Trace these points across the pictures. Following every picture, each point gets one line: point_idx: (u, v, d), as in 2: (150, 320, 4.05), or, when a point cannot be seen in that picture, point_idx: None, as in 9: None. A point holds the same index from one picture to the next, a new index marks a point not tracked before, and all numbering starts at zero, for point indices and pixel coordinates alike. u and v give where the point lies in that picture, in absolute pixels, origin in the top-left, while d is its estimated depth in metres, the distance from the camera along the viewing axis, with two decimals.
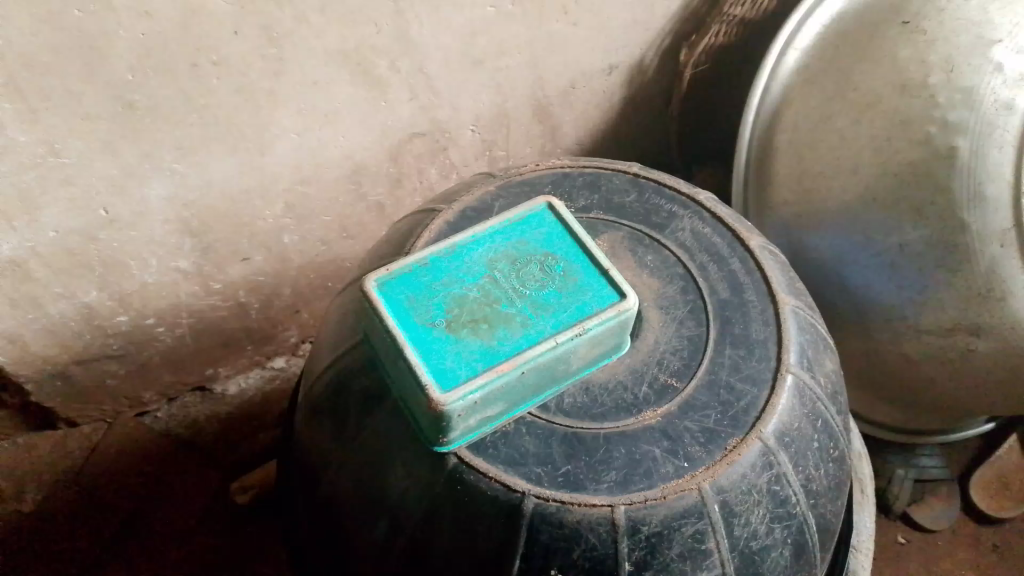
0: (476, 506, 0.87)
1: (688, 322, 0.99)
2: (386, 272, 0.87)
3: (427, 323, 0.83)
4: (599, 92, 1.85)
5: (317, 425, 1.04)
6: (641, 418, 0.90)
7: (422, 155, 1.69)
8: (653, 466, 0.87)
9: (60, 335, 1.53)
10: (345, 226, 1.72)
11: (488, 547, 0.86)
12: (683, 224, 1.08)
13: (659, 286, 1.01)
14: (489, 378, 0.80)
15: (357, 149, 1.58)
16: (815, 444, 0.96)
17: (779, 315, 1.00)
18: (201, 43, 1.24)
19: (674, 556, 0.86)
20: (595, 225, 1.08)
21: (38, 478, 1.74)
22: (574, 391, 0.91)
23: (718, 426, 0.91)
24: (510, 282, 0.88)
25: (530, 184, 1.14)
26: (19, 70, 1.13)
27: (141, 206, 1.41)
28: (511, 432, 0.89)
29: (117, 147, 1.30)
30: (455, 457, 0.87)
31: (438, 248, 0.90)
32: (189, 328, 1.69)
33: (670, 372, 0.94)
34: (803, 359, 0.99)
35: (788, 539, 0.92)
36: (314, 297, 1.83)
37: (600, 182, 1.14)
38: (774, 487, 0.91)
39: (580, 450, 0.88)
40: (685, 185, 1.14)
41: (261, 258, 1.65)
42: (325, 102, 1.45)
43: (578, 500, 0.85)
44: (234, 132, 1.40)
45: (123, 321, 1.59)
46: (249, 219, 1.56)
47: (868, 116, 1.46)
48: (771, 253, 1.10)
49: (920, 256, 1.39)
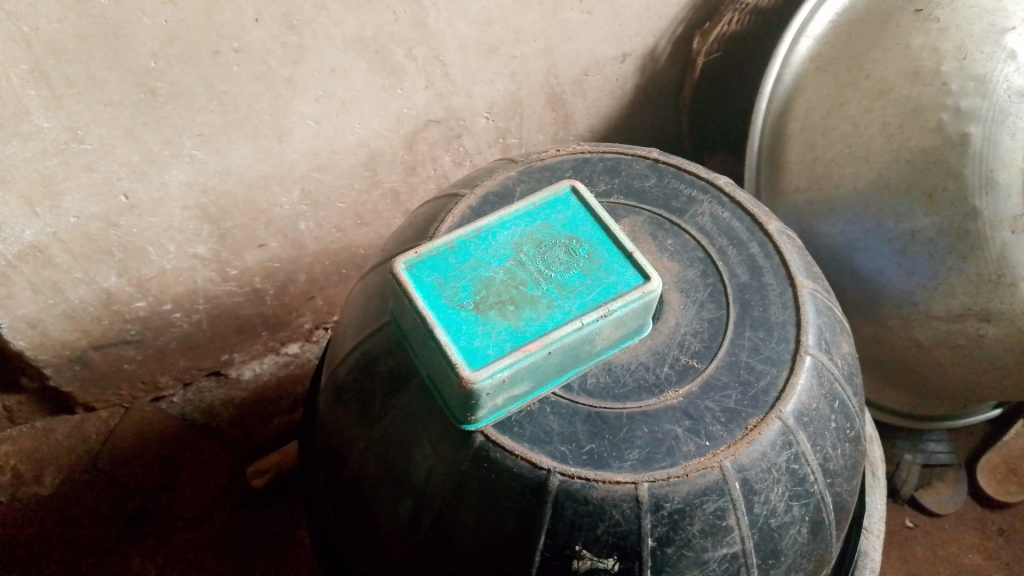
0: (503, 482, 0.89)
1: (709, 304, 1.00)
2: (415, 255, 0.89)
3: (456, 304, 0.85)
4: (611, 80, 1.86)
5: (342, 406, 1.06)
6: (664, 398, 0.92)
7: (437, 143, 1.71)
8: (675, 444, 0.89)
9: (79, 320, 1.55)
10: (360, 214, 1.74)
11: (515, 524, 0.89)
12: (702, 209, 1.10)
13: (679, 269, 1.03)
14: (517, 358, 0.82)
15: (374, 137, 1.60)
16: (833, 424, 0.98)
17: (797, 298, 1.02)
18: (222, 30, 1.25)
19: (696, 532, 0.88)
20: (615, 210, 1.10)
21: (57, 461, 1.76)
22: (597, 371, 0.93)
23: (738, 406, 0.92)
24: (536, 265, 0.89)
25: (551, 169, 1.16)
26: (44, 57, 1.15)
27: (160, 192, 1.42)
28: (535, 411, 0.91)
29: (139, 133, 1.32)
30: (481, 435, 0.89)
31: (465, 232, 0.92)
32: (206, 314, 1.71)
33: (690, 354, 0.96)
34: (821, 340, 1.00)
35: (805, 517, 0.94)
36: (329, 283, 1.85)
37: (620, 168, 1.15)
38: (793, 466, 0.93)
39: (604, 429, 0.90)
40: (704, 171, 1.16)
41: (277, 245, 1.67)
42: (343, 89, 1.47)
43: (603, 477, 0.87)
44: (253, 119, 1.41)
45: (141, 306, 1.61)
46: (267, 206, 1.58)
47: (881, 104, 1.47)
48: (788, 237, 1.12)
49: (931, 242, 1.41)
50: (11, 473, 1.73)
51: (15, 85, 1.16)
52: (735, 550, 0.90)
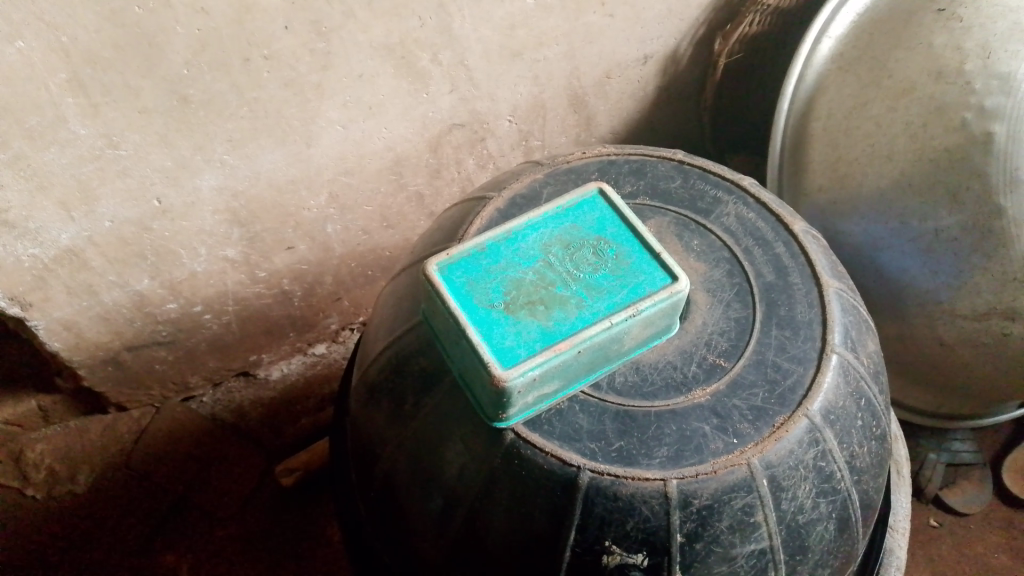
0: (534, 479, 0.90)
1: (735, 304, 1.01)
2: (446, 256, 0.91)
3: (487, 304, 0.87)
4: (633, 82, 1.88)
5: (374, 405, 1.08)
6: (691, 397, 0.93)
7: (461, 146, 1.73)
8: (703, 442, 0.90)
9: (113, 322, 1.59)
10: (386, 217, 1.76)
11: (545, 520, 0.90)
12: (728, 210, 1.11)
13: (706, 269, 1.04)
14: (547, 356, 0.83)
15: (399, 141, 1.62)
16: (859, 422, 0.99)
17: (823, 297, 1.03)
18: (253, 38, 1.28)
19: (724, 528, 0.89)
20: (641, 210, 1.11)
21: (90, 461, 1.80)
22: (625, 370, 0.95)
23: (766, 404, 0.93)
24: (564, 266, 0.91)
25: (577, 172, 1.17)
26: (81, 65, 1.18)
27: (192, 196, 1.45)
28: (565, 409, 0.92)
29: (172, 139, 1.35)
30: (512, 433, 0.91)
31: (495, 234, 0.94)
32: (235, 315, 1.74)
33: (718, 353, 0.97)
34: (847, 339, 1.01)
35: (832, 513, 0.96)
36: (355, 286, 1.88)
37: (646, 169, 1.17)
38: (820, 463, 0.94)
39: (632, 427, 0.91)
40: (729, 171, 1.17)
41: (305, 247, 1.70)
42: (369, 94, 1.49)
43: (632, 474, 0.88)
44: (283, 124, 1.44)
45: (173, 308, 1.64)
46: (295, 209, 1.61)
47: (903, 104, 1.48)
48: (814, 237, 1.13)
49: (956, 241, 1.41)
50: (46, 472, 1.77)
51: (54, 93, 1.19)
52: (762, 546, 0.92)
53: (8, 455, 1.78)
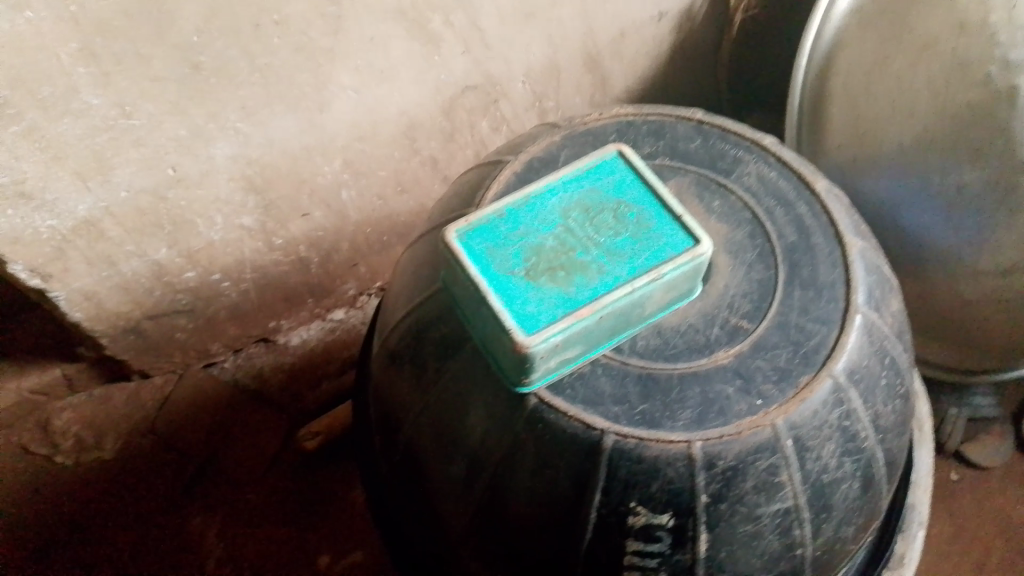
0: (558, 443, 0.91)
1: (757, 265, 1.00)
2: (465, 223, 0.91)
3: (507, 271, 0.87)
4: (648, 41, 1.85)
5: (396, 370, 1.09)
6: (714, 358, 0.93)
7: (475, 109, 1.71)
8: (727, 404, 0.90)
9: (132, 291, 1.60)
10: (400, 181, 1.75)
11: (568, 482, 0.91)
12: (749, 169, 1.10)
13: (727, 231, 1.03)
14: (569, 322, 0.83)
15: (412, 106, 1.61)
16: (883, 381, 0.99)
17: (846, 257, 1.02)
18: (264, 4, 1.26)
19: (749, 489, 0.90)
20: (661, 171, 1.10)
21: (115, 428, 1.83)
22: (646, 334, 0.94)
23: (789, 364, 0.93)
24: (585, 231, 0.91)
25: (595, 134, 1.16)
26: (92, 34, 1.16)
27: (206, 164, 1.45)
28: (587, 373, 0.92)
29: (185, 108, 1.34)
30: (535, 398, 0.92)
31: (514, 200, 0.93)
32: (252, 283, 1.75)
33: (740, 315, 0.96)
34: (871, 299, 1.00)
35: (856, 473, 0.97)
36: (371, 252, 1.88)
37: (664, 130, 1.15)
38: (844, 423, 0.94)
39: (655, 390, 0.91)
40: (750, 131, 1.16)
41: (321, 214, 1.70)
42: (382, 59, 1.48)
43: (656, 437, 0.89)
44: (296, 90, 1.43)
45: (191, 276, 1.65)
46: (309, 176, 1.60)
47: (926, 58, 1.45)
48: (837, 196, 1.11)
49: (979, 196, 1.40)
50: (72, 440, 1.80)
51: (65, 64, 1.18)
52: (787, 505, 0.92)
53: (34, 423, 1.81)
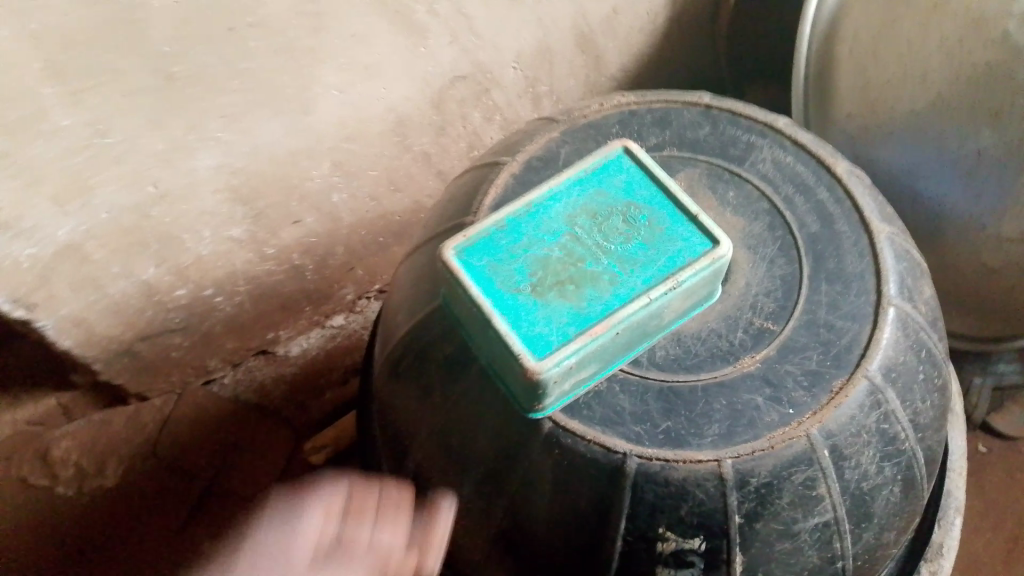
0: (578, 469, 0.86)
1: (780, 261, 0.94)
2: (463, 238, 0.83)
3: (512, 289, 0.80)
4: (643, 16, 1.76)
5: (399, 391, 1.03)
6: (740, 366, 0.88)
7: (466, 99, 1.64)
8: (756, 415, 0.85)
9: (122, 313, 1.53)
10: (393, 180, 1.68)
11: (591, 508, 0.86)
12: (764, 155, 1.03)
13: (745, 225, 0.97)
14: (583, 342, 0.77)
15: (400, 101, 1.53)
16: (921, 376, 0.93)
17: (874, 245, 0.95)
18: (236, 7, 1.18)
19: (785, 505, 0.85)
20: (669, 164, 1.03)
21: (117, 452, 1.77)
22: (665, 344, 0.89)
23: (820, 367, 0.88)
24: (594, 239, 0.84)
25: (596, 126, 1.09)
26: (56, 51, 1.09)
27: (189, 177, 1.38)
28: (604, 391, 0.87)
29: (162, 121, 1.27)
30: (550, 422, 0.86)
31: (514, 208, 0.86)
32: (247, 294, 1.68)
33: (765, 316, 0.90)
34: (902, 289, 0.94)
35: (897, 476, 0.91)
36: (368, 254, 1.81)
37: (670, 118, 1.08)
38: (883, 426, 0.88)
39: (678, 405, 0.86)
40: (762, 112, 1.08)
41: (313, 219, 1.63)
42: (366, 55, 1.40)
43: (683, 457, 0.84)
44: (277, 94, 1.35)
45: (183, 293, 1.58)
46: (298, 180, 1.53)
47: (936, 19, 1.35)
48: (859, 177, 1.05)
49: (998, 162, 1.32)
50: (73, 468, 1.74)
51: (31, 84, 1.10)
52: (827, 518, 0.87)
53: (33, 454, 1.73)
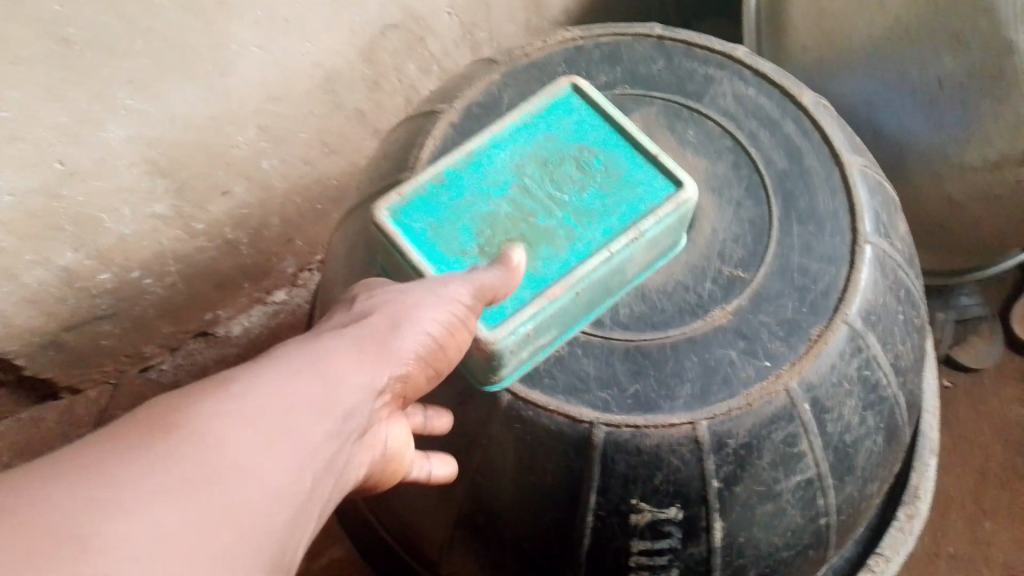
0: (543, 443, 0.79)
1: (747, 203, 0.89)
2: (398, 198, 0.79)
3: (457, 252, 0.76)
4: None
5: None
6: (710, 320, 0.82)
7: (398, 50, 1.53)
8: (731, 372, 0.79)
9: (42, 304, 1.40)
10: (326, 141, 1.57)
11: (557, 483, 0.80)
12: (723, 89, 0.96)
13: (708, 165, 0.91)
14: (540, 305, 0.73)
15: (327, 55, 1.42)
16: (901, 317, 0.88)
17: (846, 180, 0.90)
18: None
19: (766, 465, 0.79)
20: (623, 103, 0.96)
21: (50, 451, 1.65)
22: (630, 301, 0.83)
23: (797, 316, 0.82)
24: (544, 190, 0.80)
25: (540, 67, 1.00)
26: None
27: (99, 151, 1.24)
28: (566, 357, 0.81)
29: (62, 92, 1.14)
30: (509, 395, 0.80)
31: (454, 160, 0.82)
32: (178, 275, 1.56)
33: (734, 264, 0.85)
34: (879, 225, 0.89)
35: (880, 425, 0.85)
36: (306, 223, 1.70)
37: (621, 53, 1.00)
38: (865, 373, 0.83)
39: (647, 366, 0.80)
40: (719, 42, 1.01)
41: (242, 189, 1.50)
42: (285, 6, 1.28)
43: (655, 422, 0.77)
44: (190, 55, 1.23)
45: (106, 278, 1.45)
46: (222, 148, 1.41)
47: None
48: (824, 107, 0.99)
49: (961, 89, 1.24)
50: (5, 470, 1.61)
51: None
52: (809, 476, 0.81)
53: None
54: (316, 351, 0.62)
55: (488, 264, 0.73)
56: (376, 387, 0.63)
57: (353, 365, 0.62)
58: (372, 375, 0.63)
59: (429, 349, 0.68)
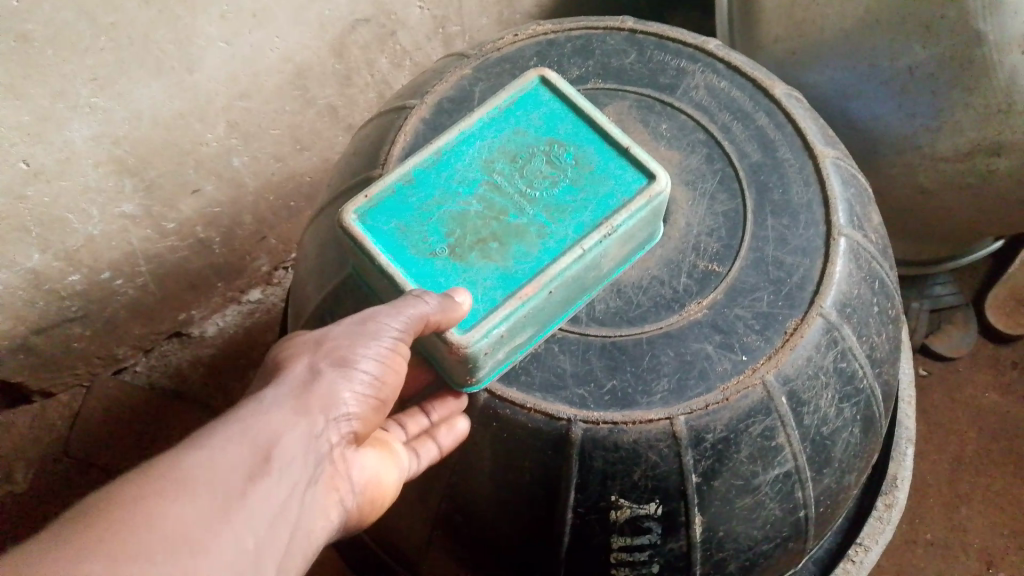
0: (521, 441, 0.79)
1: (721, 196, 0.88)
2: (365, 200, 0.78)
3: (427, 254, 0.76)
4: None
5: None
6: (686, 314, 0.81)
7: (369, 45, 1.51)
8: (708, 366, 0.79)
9: (9, 307, 1.38)
10: (298, 137, 1.55)
11: (536, 479, 0.79)
12: (696, 81, 0.96)
13: (681, 158, 0.91)
14: (513, 306, 0.73)
15: (296, 49, 1.40)
16: (875, 308, 0.88)
17: (820, 171, 0.90)
18: None
19: (744, 459, 0.79)
20: (595, 97, 0.95)
21: (24, 456, 1.61)
22: (606, 296, 0.82)
23: (773, 308, 0.82)
24: (515, 186, 0.79)
25: (512, 60, 0.99)
26: None
27: (64, 151, 1.22)
28: (542, 353, 0.80)
29: (22, 89, 1.11)
30: (486, 393, 0.79)
31: (422, 158, 0.81)
32: (150, 275, 1.53)
33: (709, 258, 0.85)
34: (852, 217, 0.89)
35: (856, 416, 0.86)
36: (279, 221, 1.67)
37: (593, 46, 0.99)
38: (841, 365, 0.83)
39: (623, 361, 0.80)
40: (691, 35, 1.00)
41: (212, 187, 1.48)
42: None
43: (633, 418, 0.77)
44: (154, 50, 1.21)
45: (76, 280, 1.42)
46: (192, 146, 1.38)
47: None
48: (796, 99, 0.98)
49: (932, 77, 1.24)
50: None
51: None
52: (787, 468, 0.81)
53: None
54: (254, 416, 0.70)
55: (429, 293, 0.71)
56: (315, 437, 0.72)
57: (291, 423, 0.71)
58: (306, 434, 0.71)
59: (371, 390, 0.76)
